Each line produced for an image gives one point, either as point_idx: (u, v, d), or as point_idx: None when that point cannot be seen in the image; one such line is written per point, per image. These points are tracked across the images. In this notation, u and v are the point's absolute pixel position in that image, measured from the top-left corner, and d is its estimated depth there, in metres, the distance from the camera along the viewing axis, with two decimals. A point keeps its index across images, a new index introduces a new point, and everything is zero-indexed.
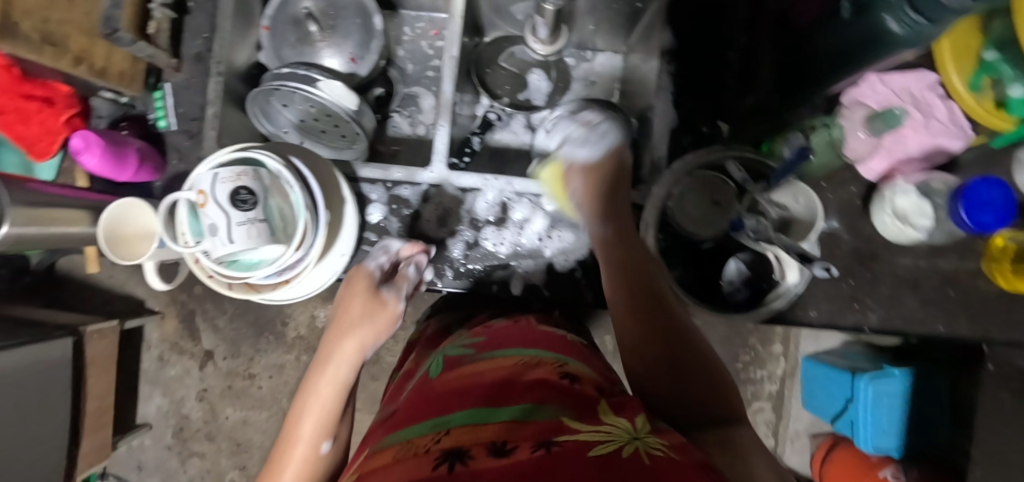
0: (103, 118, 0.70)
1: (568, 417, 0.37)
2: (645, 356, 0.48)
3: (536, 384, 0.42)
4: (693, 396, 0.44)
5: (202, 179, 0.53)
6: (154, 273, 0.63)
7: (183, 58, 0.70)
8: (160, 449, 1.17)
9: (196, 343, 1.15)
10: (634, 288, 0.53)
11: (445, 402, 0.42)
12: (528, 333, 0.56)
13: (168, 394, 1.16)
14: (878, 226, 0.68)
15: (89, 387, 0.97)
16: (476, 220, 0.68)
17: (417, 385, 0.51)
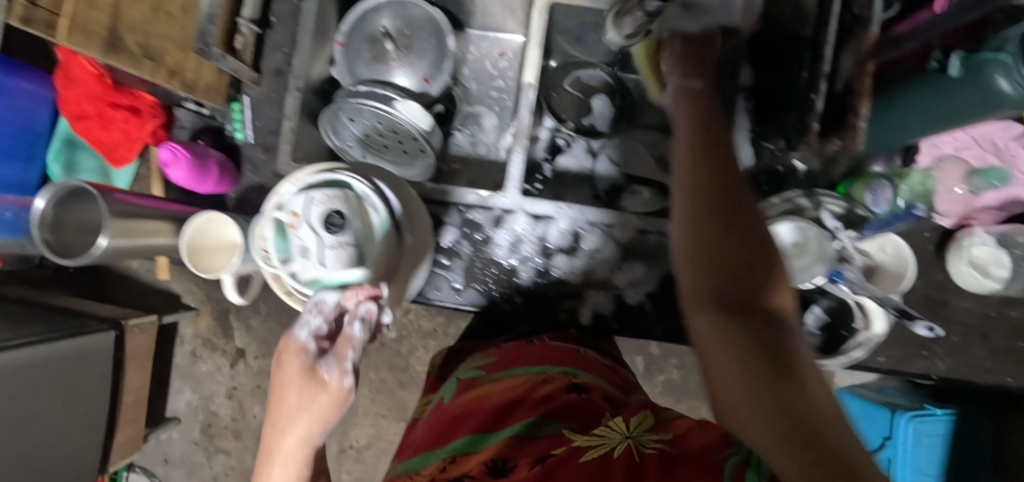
0: (184, 128, 0.69)
1: (569, 430, 0.46)
2: (707, 243, 0.36)
3: (537, 403, 0.51)
4: (751, 307, 0.33)
5: (296, 201, 0.54)
6: (231, 287, 0.63)
7: (263, 72, 0.70)
8: (188, 444, 1.18)
9: (229, 340, 1.13)
10: (703, 172, 0.39)
11: (460, 426, 0.52)
12: (534, 348, 0.63)
13: (199, 389, 1.16)
14: (953, 275, 0.68)
15: (128, 381, 0.95)
16: (548, 248, 0.68)
17: (437, 408, 0.59)
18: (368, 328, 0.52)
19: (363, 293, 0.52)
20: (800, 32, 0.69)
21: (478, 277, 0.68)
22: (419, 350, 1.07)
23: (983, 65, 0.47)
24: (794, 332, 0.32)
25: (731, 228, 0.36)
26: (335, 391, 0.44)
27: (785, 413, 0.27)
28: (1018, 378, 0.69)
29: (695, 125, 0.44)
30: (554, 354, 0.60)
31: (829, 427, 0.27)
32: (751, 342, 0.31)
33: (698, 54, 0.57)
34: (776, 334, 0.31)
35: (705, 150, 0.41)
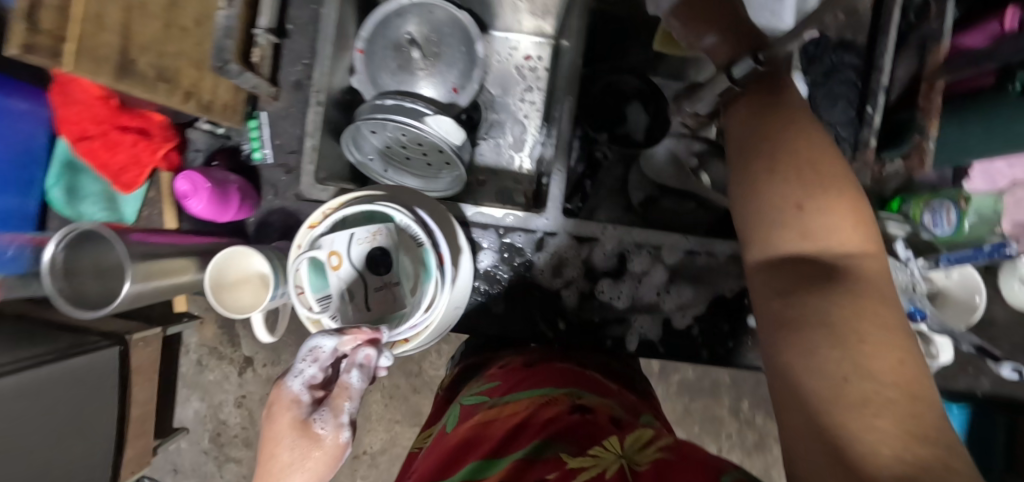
0: (197, 151, 0.65)
1: (568, 454, 0.39)
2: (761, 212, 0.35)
3: (546, 426, 0.43)
4: (814, 275, 0.32)
5: (337, 240, 0.52)
6: (261, 323, 0.59)
7: (281, 86, 0.65)
8: (197, 453, 1.11)
9: (236, 348, 1.07)
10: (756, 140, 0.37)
11: (459, 456, 0.44)
12: (547, 370, 0.56)
13: (207, 398, 1.09)
14: (1003, 291, 0.66)
15: (134, 396, 0.82)
16: (594, 271, 0.64)
17: (436, 441, 0.51)
18: (368, 376, 0.46)
19: (362, 339, 0.47)
20: (853, 39, 0.66)
21: (519, 303, 0.64)
22: (432, 355, 1.01)
23: None
24: (862, 288, 0.31)
25: (785, 199, 0.34)
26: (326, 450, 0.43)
27: (825, 410, 0.28)
28: None
29: (747, 95, 0.40)
30: (569, 375, 0.54)
31: (882, 414, 0.27)
32: (804, 320, 0.30)
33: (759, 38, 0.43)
34: (843, 303, 0.30)
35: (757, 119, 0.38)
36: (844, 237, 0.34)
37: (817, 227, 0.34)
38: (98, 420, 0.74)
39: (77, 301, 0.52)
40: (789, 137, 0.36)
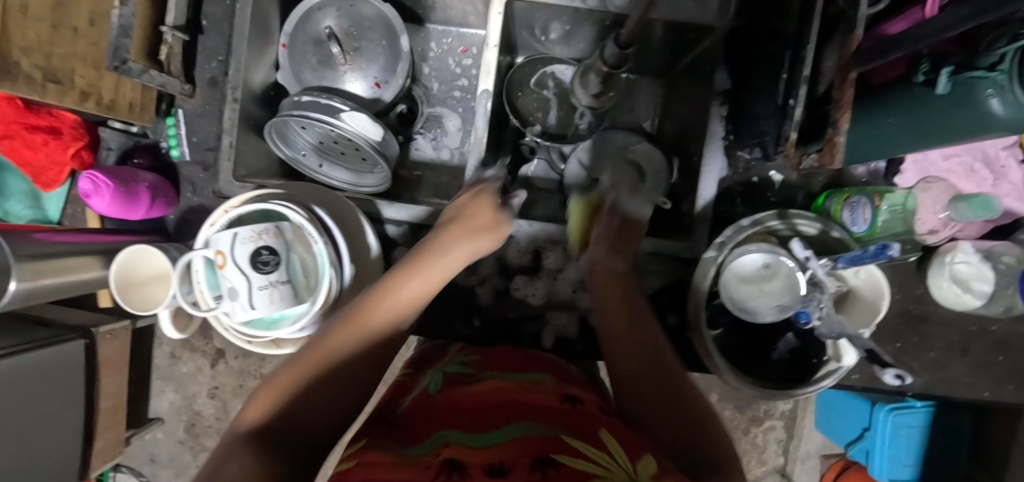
0: (110, 149, 0.65)
1: (568, 435, 0.36)
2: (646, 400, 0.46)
3: (548, 411, 0.40)
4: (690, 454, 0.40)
5: (221, 239, 0.50)
6: (168, 320, 0.62)
7: (197, 83, 0.65)
8: (173, 444, 1.08)
9: (208, 340, 1.05)
10: (638, 347, 0.49)
11: (453, 420, 0.40)
12: (530, 358, 0.54)
13: (181, 390, 1.06)
14: (931, 290, 0.65)
15: (104, 388, 0.83)
16: (508, 268, 0.64)
17: (413, 399, 0.47)
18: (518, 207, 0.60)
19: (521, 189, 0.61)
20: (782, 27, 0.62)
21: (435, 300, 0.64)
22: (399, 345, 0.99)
23: (973, 83, 0.44)
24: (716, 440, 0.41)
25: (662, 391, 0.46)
26: (498, 232, 0.56)
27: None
28: (995, 392, 0.68)
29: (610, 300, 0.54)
30: (540, 363, 0.52)
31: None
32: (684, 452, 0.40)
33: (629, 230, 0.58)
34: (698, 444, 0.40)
35: (632, 323, 0.51)
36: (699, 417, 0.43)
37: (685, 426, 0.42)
38: (65, 411, 0.76)
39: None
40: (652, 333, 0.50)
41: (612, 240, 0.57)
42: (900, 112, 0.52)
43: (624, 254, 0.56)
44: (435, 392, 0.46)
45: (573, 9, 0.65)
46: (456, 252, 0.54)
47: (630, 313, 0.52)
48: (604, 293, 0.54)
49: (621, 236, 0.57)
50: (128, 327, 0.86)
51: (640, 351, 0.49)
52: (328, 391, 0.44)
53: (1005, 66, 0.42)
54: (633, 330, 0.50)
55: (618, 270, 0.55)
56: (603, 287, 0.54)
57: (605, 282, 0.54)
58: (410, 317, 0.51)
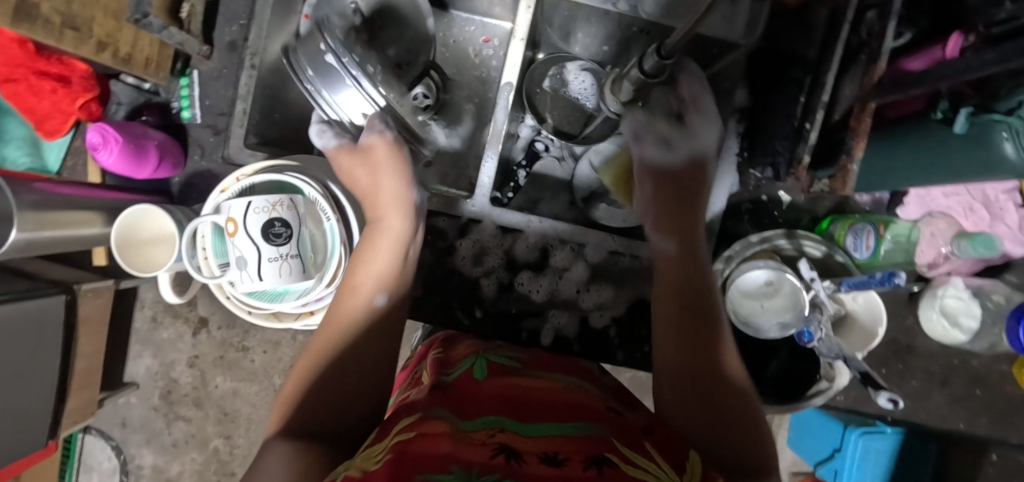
0: (120, 104, 0.65)
1: (617, 439, 0.39)
2: (692, 391, 0.47)
3: (592, 412, 0.44)
4: (720, 441, 0.43)
5: (234, 206, 0.49)
6: (167, 283, 0.61)
7: (216, 46, 0.64)
8: (146, 410, 1.06)
9: (192, 308, 1.03)
10: (686, 322, 0.50)
11: (500, 412, 0.42)
12: (570, 366, 0.57)
13: (159, 356, 1.04)
14: (922, 322, 0.66)
15: (81, 347, 0.82)
16: (515, 262, 0.64)
17: (457, 382, 0.49)
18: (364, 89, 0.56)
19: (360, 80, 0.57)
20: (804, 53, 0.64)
21: (439, 287, 0.64)
22: None
23: (990, 126, 0.44)
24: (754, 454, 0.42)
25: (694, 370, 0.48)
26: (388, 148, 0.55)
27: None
28: (969, 424, 0.70)
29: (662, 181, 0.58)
30: (573, 369, 0.56)
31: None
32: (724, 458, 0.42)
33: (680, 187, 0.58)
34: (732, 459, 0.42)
35: (684, 303, 0.51)
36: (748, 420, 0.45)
37: (729, 424, 0.44)
38: (41, 369, 0.75)
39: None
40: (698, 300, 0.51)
41: (664, 196, 0.58)
42: (910, 148, 0.52)
43: (682, 240, 0.56)
44: (483, 384, 0.48)
45: (603, 11, 0.65)
46: (390, 195, 0.54)
47: (679, 310, 0.51)
48: (671, 279, 0.53)
49: (676, 189, 0.58)
50: (111, 287, 0.86)
51: (696, 340, 0.49)
52: (346, 395, 0.45)
53: (1022, 113, 0.43)
54: (680, 299, 0.52)
55: (670, 253, 0.56)
56: (665, 262, 0.55)
57: (667, 273, 0.54)
58: (388, 294, 0.52)
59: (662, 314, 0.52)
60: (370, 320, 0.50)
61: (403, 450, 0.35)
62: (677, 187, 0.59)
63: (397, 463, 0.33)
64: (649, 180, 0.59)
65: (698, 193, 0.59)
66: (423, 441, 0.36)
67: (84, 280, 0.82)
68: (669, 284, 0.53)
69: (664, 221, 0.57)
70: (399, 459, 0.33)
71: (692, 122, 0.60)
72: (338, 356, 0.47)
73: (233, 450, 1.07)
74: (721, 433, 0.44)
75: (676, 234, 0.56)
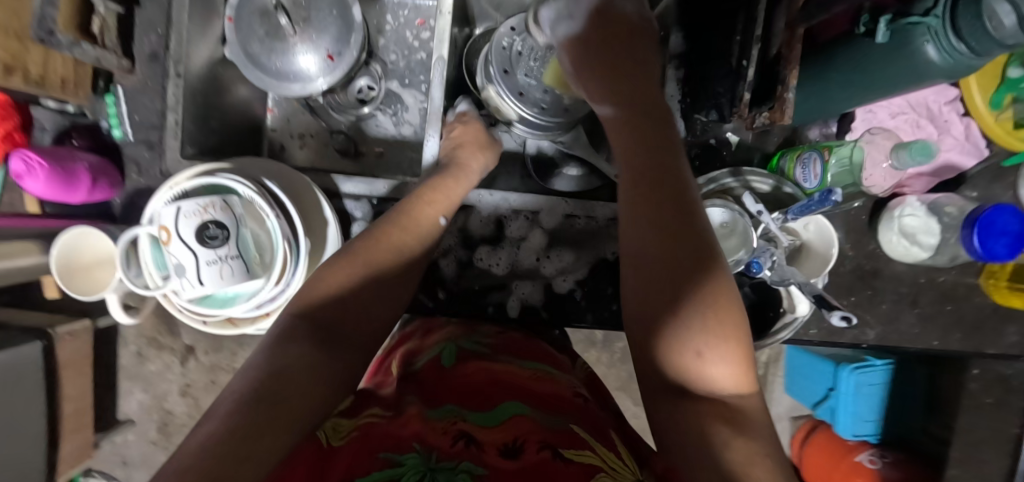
0: (45, 130, 0.63)
1: (578, 426, 0.42)
2: (644, 288, 0.40)
3: (557, 397, 0.47)
4: (680, 356, 0.37)
5: (164, 214, 0.48)
6: (117, 306, 0.59)
7: (136, 59, 0.62)
8: (145, 445, 1.05)
9: (176, 337, 1.01)
10: (648, 197, 0.41)
11: (465, 398, 0.47)
12: (539, 350, 0.58)
13: (150, 389, 1.03)
14: (883, 244, 0.64)
15: (65, 391, 0.81)
16: (471, 238, 0.64)
17: (426, 368, 0.52)
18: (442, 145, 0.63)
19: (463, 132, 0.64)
20: None
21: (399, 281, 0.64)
22: None
23: (910, 30, 0.43)
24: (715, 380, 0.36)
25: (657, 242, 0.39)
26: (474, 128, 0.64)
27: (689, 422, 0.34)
28: (944, 341, 0.68)
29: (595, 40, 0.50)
30: (540, 354, 0.57)
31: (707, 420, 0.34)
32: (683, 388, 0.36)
33: (612, 41, 0.50)
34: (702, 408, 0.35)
35: (642, 177, 0.42)
36: (717, 339, 0.36)
37: (694, 327, 0.36)
38: (21, 416, 0.74)
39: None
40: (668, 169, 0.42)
41: (585, 67, 0.50)
42: (842, 70, 0.51)
43: (620, 95, 0.47)
44: (449, 370, 0.51)
45: None
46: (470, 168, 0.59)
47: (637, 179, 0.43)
48: (629, 141, 0.45)
49: (600, 52, 0.50)
50: (89, 327, 0.85)
51: (670, 223, 0.40)
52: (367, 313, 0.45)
53: (938, 12, 0.42)
54: (645, 163, 0.43)
55: (613, 118, 0.47)
56: (616, 130, 0.47)
57: (633, 125, 0.45)
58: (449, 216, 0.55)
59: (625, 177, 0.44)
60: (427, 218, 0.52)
61: (371, 430, 0.40)
62: (598, 44, 0.50)
63: (366, 442, 0.38)
64: (568, 53, 0.52)
65: (633, 32, 0.51)
66: (390, 434, 0.39)
67: (59, 323, 0.80)
68: (625, 156, 0.45)
69: (596, 87, 0.49)
70: (367, 439, 0.39)
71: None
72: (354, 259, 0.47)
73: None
74: (678, 336, 0.37)
75: (619, 100, 0.47)
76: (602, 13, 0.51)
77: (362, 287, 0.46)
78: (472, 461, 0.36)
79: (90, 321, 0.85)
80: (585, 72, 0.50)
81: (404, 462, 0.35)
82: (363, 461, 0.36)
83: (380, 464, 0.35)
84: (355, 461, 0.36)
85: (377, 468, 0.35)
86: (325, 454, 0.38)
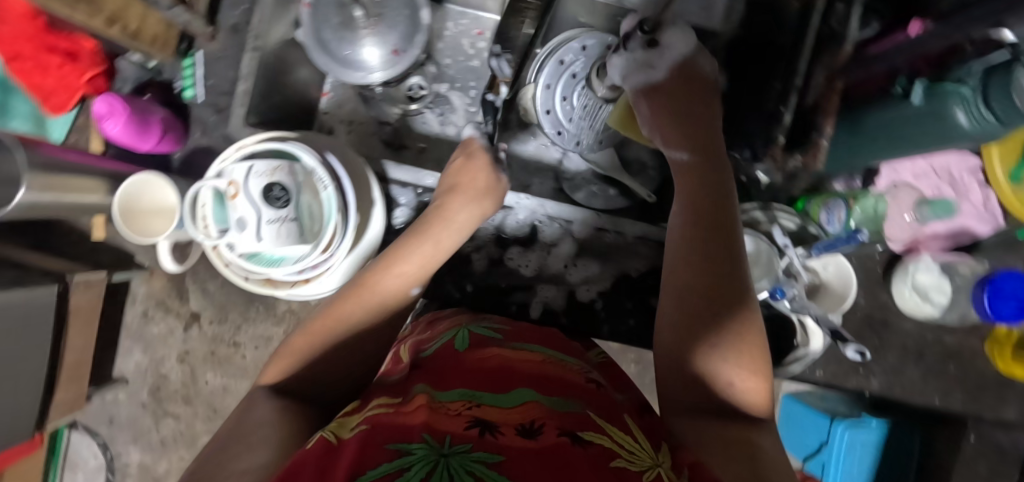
0: (126, 80, 0.68)
1: (592, 412, 0.44)
2: (694, 319, 0.47)
3: (568, 386, 0.49)
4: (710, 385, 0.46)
5: (236, 169, 0.52)
6: (166, 253, 0.62)
7: (220, 28, 0.67)
8: (134, 408, 0.98)
9: (183, 303, 0.98)
10: (699, 250, 0.48)
11: (478, 385, 0.46)
12: (549, 340, 0.59)
13: (150, 352, 0.97)
14: (896, 298, 0.68)
15: (70, 338, 0.82)
16: (505, 237, 0.67)
17: (437, 357, 0.53)
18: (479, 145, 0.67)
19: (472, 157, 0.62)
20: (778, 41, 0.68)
21: None
22: None
23: (945, 96, 0.47)
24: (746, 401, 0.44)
25: (704, 289, 0.47)
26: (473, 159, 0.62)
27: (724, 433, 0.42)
28: (945, 399, 0.71)
29: (661, 92, 0.55)
30: (553, 342, 0.59)
31: (734, 431, 0.42)
32: (717, 407, 0.45)
33: (688, 90, 0.55)
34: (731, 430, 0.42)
35: (701, 229, 0.49)
36: (747, 370, 0.45)
37: (729, 361, 0.45)
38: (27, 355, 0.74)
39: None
40: (721, 219, 0.49)
41: (661, 115, 0.55)
42: (873, 125, 0.55)
43: (699, 153, 0.53)
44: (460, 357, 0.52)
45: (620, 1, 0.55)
46: (461, 217, 0.59)
47: (695, 226, 0.49)
48: (686, 197, 0.51)
49: (674, 101, 0.55)
50: (104, 279, 0.87)
51: (723, 272, 0.47)
52: (344, 354, 0.49)
53: (972, 82, 0.46)
54: (706, 206, 0.50)
55: (682, 163, 0.54)
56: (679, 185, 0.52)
57: (691, 173, 0.53)
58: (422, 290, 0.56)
59: (677, 219, 0.51)
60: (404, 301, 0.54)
61: (379, 424, 0.38)
62: (670, 99, 0.55)
63: (371, 437, 0.35)
64: (647, 100, 0.55)
65: (705, 94, 0.56)
66: (397, 426, 0.37)
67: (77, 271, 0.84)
68: (685, 205, 0.51)
69: (664, 129, 0.55)
70: (372, 435, 0.36)
71: (664, 38, 0.54)
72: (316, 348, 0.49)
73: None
74: (714, 369, 0.45)
75: (688, 143, 0.54)
76: (685, 74, 0.56)
77: (340, 328, 0.51)
78: (486, 449, 0.35)
79: (106, 271, 0.87)
80: (655, 114, 0.55)
81: (413, 450, 0.33)
82: (371, 449, 0.33)
83: (388, 455, 0.32)
84: (361, 451, 0.33)
85: (386, 459, 0.32)
86: (320, 449, 0.35)
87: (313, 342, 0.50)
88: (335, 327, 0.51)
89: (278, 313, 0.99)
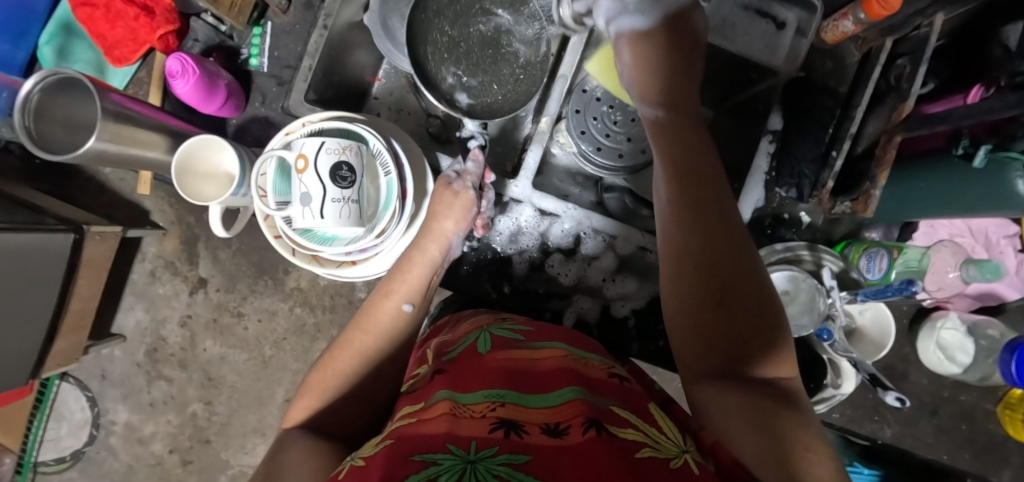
0: (196, 41, 0.69)
1: (619, 407, 0.41)
2: (692, 284, 0.44)
3: (593, 379, 0.46)
4: (726, 346, 0.42)
5: (307, 144, 0.51)
6: (217, 219, 0.62)
7: (293, 3, 0.68)
8: (129, 365, 0.95)
9: (193, 267, 0.94)
10: (690, 207, 0.45)
11: (508, 382, 0.44)
12: (573, 337, 0.56)
13: (152, 311, 0.95)
14: (919, 352, 0.70)
15: (78, 290, 0.79)
16: (547, 245, 0.68)
17: (462, 356, 0.51)
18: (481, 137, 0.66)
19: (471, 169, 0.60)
20: (835, 87, 0.70)
21: (468, 258, 0.68)
22: None
23: (1006, 163, 0.48)
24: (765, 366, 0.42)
25: (691, 254, 0.44)
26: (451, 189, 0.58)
27: (742, 404, 0.39)
28: (953, 456, 0.72)
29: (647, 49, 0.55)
30: (577, 340, 0.55)
31: (742, 401, 0.39)
32: (731, 374, 0.41)
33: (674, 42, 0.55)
34: (745, 402, 0.39)
35: (685, 184, 0.46)
36: (761, 333, 0.42)
37: (741, 325, 0.42)
38: (31, 299, 0.72)
39: (42, 142, 0.57)
40: (703, 171, 0.47)
41: (651, 70, 0.54)
42: (929, 182, 0.56)
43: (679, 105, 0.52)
44: (485, 356, 0.50)
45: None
46: (438, 231, 0.57)
47: (681, 185, 0.46)
48: (673, 150, 0.49)
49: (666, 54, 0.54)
50: (119, 234, 0.84)
51: (717, 224, 0.44)
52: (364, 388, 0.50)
53: None
54: (693, 162, 0.48)
55: (666, 114, 0.52)
56: (663, 142, 0.49)
57: (668, 131, 0.51)
58: (415, 304, 0.56)
59: (660, 179, 0.48)
60: (397, 328, 0.54)
61: (405, 436, 0.37)
62: (655, 50, 0.55)
63: (399, 448, 0.35)
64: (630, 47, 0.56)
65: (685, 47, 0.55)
66: (429, 432, 0.36)
67: (94, 222, 0.79)
68: (670, 161, 0.49)
69: (654, 83, 0.54)
70: (404, 444, 0.35)
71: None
72: (318, 391, 0.49)
73: (212, 417, 0.95)
74: (723, 327, 0.42)
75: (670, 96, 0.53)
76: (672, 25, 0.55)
77: (356, 358, 0.52)
78: (513, 450, 0.34)
79: (122, 227, 0.84)
80: (641, 65, 0.55)
81: (441, 460, 0.32)
82: (398, 462, 0.33)
83: (417, 466, 0.32)
84: (392, 464, 0.32)
85: (415, 470, 0.31)
86: (358, 469, 0.34)
87: (336, 374, 0.51)
88: (367, 336, 0.53)
89: (285, 290, 0.94)
